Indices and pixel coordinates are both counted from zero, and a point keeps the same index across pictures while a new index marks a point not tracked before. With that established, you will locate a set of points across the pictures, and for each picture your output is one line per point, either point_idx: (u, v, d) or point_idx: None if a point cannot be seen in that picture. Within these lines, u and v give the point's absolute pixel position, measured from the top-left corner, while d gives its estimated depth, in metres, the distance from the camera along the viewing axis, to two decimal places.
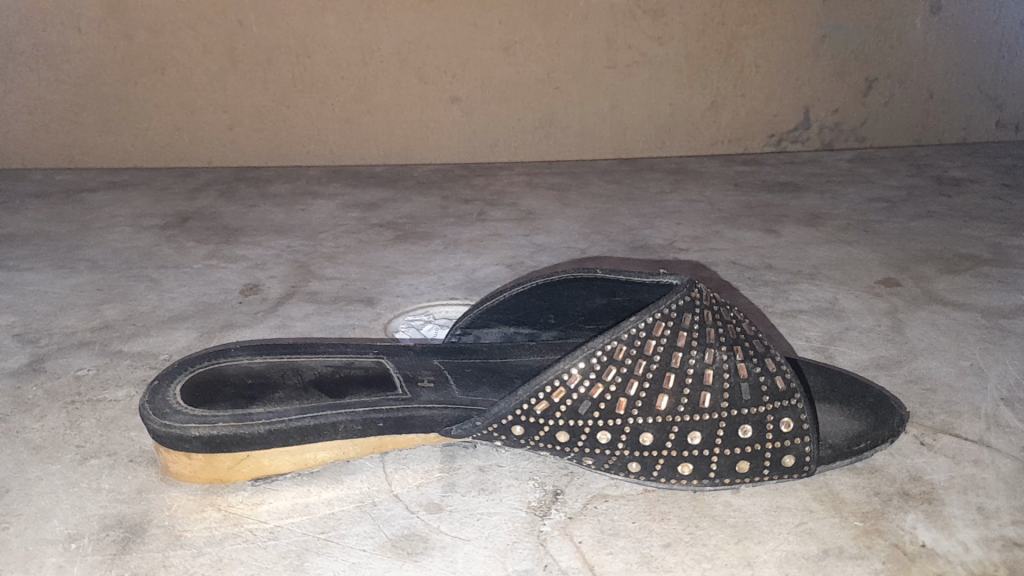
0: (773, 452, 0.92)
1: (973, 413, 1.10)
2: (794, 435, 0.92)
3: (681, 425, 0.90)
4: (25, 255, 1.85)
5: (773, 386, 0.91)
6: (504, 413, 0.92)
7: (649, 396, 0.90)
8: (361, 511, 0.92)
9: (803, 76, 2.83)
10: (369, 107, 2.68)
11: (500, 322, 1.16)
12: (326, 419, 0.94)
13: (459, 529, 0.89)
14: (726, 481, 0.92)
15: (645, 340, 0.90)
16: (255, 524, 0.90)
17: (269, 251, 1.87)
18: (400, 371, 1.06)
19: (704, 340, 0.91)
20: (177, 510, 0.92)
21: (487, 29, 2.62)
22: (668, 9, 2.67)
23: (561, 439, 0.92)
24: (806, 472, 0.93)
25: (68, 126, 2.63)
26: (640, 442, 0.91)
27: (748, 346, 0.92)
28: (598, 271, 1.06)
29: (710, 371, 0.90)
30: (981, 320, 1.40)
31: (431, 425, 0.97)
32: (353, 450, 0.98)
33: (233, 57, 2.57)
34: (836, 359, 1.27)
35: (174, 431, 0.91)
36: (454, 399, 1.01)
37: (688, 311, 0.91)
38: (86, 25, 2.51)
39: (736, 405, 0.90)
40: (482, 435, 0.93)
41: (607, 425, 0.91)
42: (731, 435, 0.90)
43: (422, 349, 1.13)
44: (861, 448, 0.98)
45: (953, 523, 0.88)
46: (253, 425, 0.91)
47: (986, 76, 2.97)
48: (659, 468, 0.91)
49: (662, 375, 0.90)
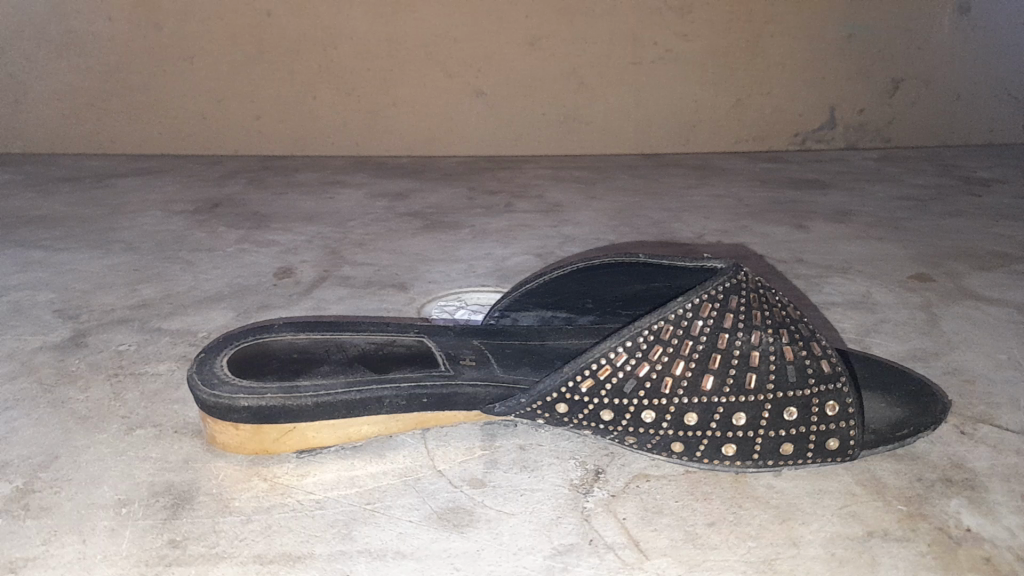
0: (817, 435, 0.92)
1: (1013, 404, 1.09)
2: (839, 419, 0.92)
3: (726, 406, 0.90)
4: (60, 236, 1.88)
5: (819, 369, 0.91)
6: (549, 390, 0.92)
7: (695, 375, 0.90)
8: (406, 484, 0.93)
9: (829, 75, 2.83)
10: (397, 99, 2.70)
11: (537, 306, 1.17)
12: (370, 392, 0.95)
13: (503, 503, 0.89)
14: (770, 463, 0.92)
15: (692, 319, 0.90)
16: (302, 494, 0.91)
17: (300, 237, 1.89)
18: (442, 350, 1.07)
19: (750, 323, 0.91)
20: (223, 479, 0.93)
21: (514, 22, 2.63)
22: (696, 6, 2.67)
23: (605, 418, 0.92)
24: (850, 456, 0.93)
25: (100, 112, 2.66)
26: (685, 422, 0.91)
27: (794, 330, 0.92)
28: (638, 255, 1.07)
29: (757, 353, 0.90)
30: (1016, 315, 1.40)
31: (475, 402, 0.98)
32: (396, 425, 0.99)
33: (263, 47, 2.59)
34: (872, 349, 1.27)
35: (222, 401, 0.92)
36: (499, 376, 1.02)
37: (734, 293, 0.91)
38: (119, 13, 2.53)
39: (782, 388, 0.90)
40: (527, 410, 0.94)
41: (651, 404, 0.91)
42: (776, 416, 0.91)
43: (462, 330, 1.14)
44: (903, 434, 0.98)
45: (997, 509, 0.88)
46: (299, 397, 0.93)
47: (1015, 78, 2.94)
48: (703, 448, 0.91)
49: (708, 356, 0.90)
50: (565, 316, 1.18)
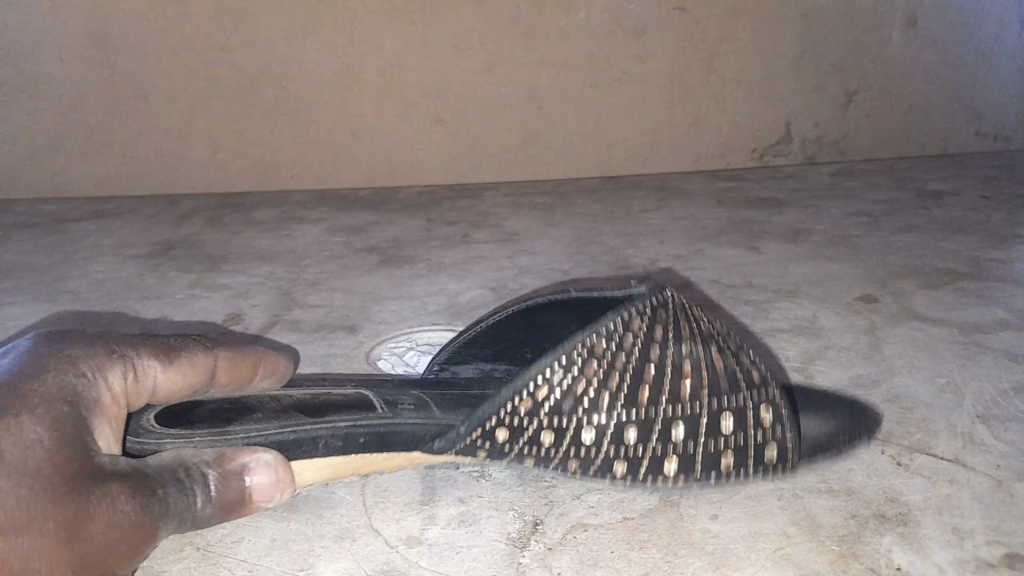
0: (753, 445, 0.96)
1: (950, 431, 1.11)
2: (772, 426, 0.97)
3: (665, 420, 0.93)
4: (7, 288, 1.85)
5: (747, 378, 0.97)
6: (487, 415, 0.94)
7: (631, 390, 0.94)
8: (341, 547, 0.92)
9: (782, 91, 2.87)
10: (354, 130, 2.70)
11: (480, 359, 1.14)
12: (305, 432, 0.89)
13: (439, 563, 0.89)
14: (711, 475, 0.95)
15: (623, 334, 0.94)
16: (234, 563, 0.90)
17: (253, 279, 1.88)
18: (381, 398, 1.00)
19: (680, 337, 0.96)
20: (156, 550, 0.93)
21: (468, 50, 2.64)
22: (648, 28, 2.70)
23: (545, 442, 0.95)
24: (783, 466, 0.98)
25: (53, 154, 2.63)
26: (625, 438, 0.94)
27: (721, 342, 0.98)
28: (570, 291, 1.12)
29: (689, 364, 0.95)
30: (959, 335, 1.41)
31: (414, 442, 0.94)
32: (334, 473, 0.91)
33: (217, 83, 2.58)
34: (816, 377, 1.28)
35: (147, 447, 0.82)
36: (439, 416, 0.97)
37: (660, 309, 0.97)
38: (69, 55, 2.51)
39: (717, 398, 0.95)
40: (468, 441, 0.94)
41: (591, 422, 0.94)
42: (715, 426, 0.94)
43: (402, 381, 1.07)
44: (828, 455, 1.05)
45: (928, 545, 0.88)
46: (231, 438, 0.86)
47: (964, 88, 3.00)
48: (644, 465, 0.94)
49: (642, 369, 0.94)
50: (505, 369, 1.13)
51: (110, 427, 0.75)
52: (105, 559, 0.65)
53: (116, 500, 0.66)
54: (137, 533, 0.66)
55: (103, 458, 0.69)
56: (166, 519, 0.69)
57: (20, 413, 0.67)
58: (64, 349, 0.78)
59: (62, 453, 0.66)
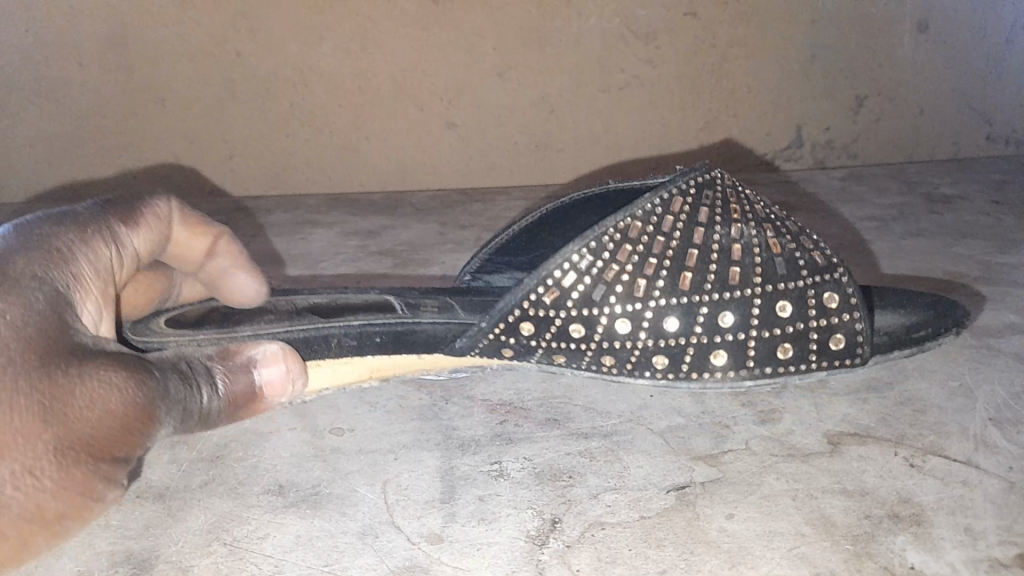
0: (811, 328, 1.14)
1: (962, 434, 1.12)
2: (836, 308, 1.14)
3: (712, 305, 1.12)
4: None
5: (808, 261, 1.14)
6: (510, 307, 1.12)
7: (670, 275, 1.12)
8: (364, 543, 0.94)
9: (793, 95, 2.88)
10: (368, 134, 2.73)
11: (512, 267, 1.34)
12: (316, 330, 1.10)
13: (460, 559, 0.91)
14: (764, 356, 1.13)
15: (663, 215, 1.13)
16: (259, 558, 0.92)
17: (271, 281, 1.91)
18: (397, 300, 1.18)
19: (730, 220, 1.14)
20: (183, 545, 0.95)
21: (481, 55, 2.66)
22: (660, 33, 2.72)
23: (577, 333, 1.13)
24: (859, 351, 1.16)
25: (71, 158, 2.67)
26: (667, 325, 1.12)
27: (781, 227, 1.16)
28: (609, 184, 1.29)
29: (738, 247, 1.13)
30: (971, 339, 1.43)
31: (430, 340, 1.15)
32: (342, 369, 1.14)
33: (232, 88, 2.62)
34: (829, 380, 1.29)
35: (152, 345, 1.08)
36: (458, 317, 1.16)
37: (706, 189, 1.15)
38: (87, 60, 2.55)
39: (771, 279, 1.13)
40: (489, 341, 1.13)
41: (627, 310, 1.13)
42: (771, 309, 1.13)
43: (428, 291, 1.22)
44: (924, 338, 1.23)
45: (941, 545, 0.90)
46: (234, 334, 1.09)
47: (976, 92, 3.00)
48: (692, 352, 1.13)
49: (684, 252, 1.13)
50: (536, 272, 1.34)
51: (90, 301, 0.88)
52: (97, 433, 0.71)
53: (99, 379, 0.74)
54: (124, 408, 0.74)
55: (85, 339, 0.79)
56: (165, 403, 0.79)
57: (78, 374, 0.73)
58: (42, 231, 0.90)
59: (96, 427, 0.72)
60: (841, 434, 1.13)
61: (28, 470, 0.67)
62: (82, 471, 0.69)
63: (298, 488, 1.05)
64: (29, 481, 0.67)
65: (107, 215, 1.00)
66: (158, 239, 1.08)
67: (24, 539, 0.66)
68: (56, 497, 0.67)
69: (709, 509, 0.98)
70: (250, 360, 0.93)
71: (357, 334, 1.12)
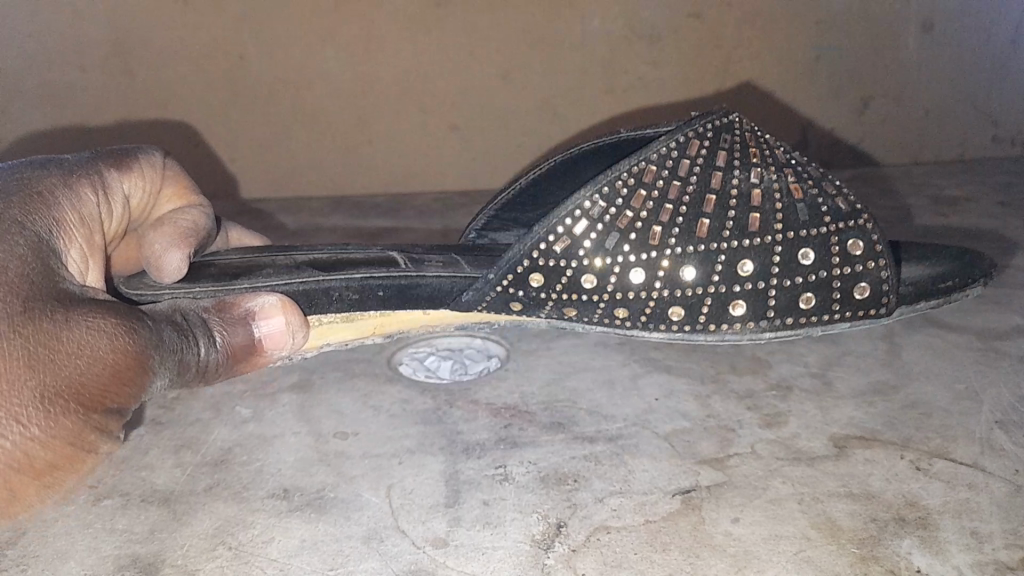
0: (834, 274, 1.08)
1: (968, 437, 1.11)
2: (860, 257, 1.09)
3: (728, 253, 1.07)
4: None
5: (831, 208, 1.08)
6: (519, 256, 1.08)
7: (687, 220, 1.07)
8: (369, 546, 0.94)
9: (797, 97, 2.88)
10: (370, 137, 2.74)
11: (515, 225, 1.30)
12: (322, 284, 1.05)
13: (464, 563, 0.91)
14: (786, 307, 1.09)
15: (679, 159, 1.08)
16: (265, 561, 0.92)
17: None
18: (404, 257, 1.14)
19: (748, 164, 1.08)
20: (190, 549, 0.95)
21: (484, 58, 2.66)
22: (663, 34, 2.72)
23: (591, 283, 1.09)
24: (882, 301, 1.10)
25: None
26: (684, 275, 1.08)
27: (803, 172, 1.09)
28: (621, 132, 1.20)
29: (757, 191, 1.08)
30: (977, 342, 1.42)
31: (436, 296, 1.10)
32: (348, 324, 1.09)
33: (236, 91, 2.63)
34: (834, 384, 1.29)
35: (146, 299, 1.00)
36: (462, 272, 1.13)
37: (722, 132, 1.09)
38: (90, 64, 2.55)
39: (794, 226, 1.08)
40: (495, 294, 1.09)
41: (642, 259, 1.08)
42: (790, 256, 1.07)
43: (432, 248, 1.21)
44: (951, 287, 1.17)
45: (948, 548, 0.89)
46: (236, 285, 1.02)
47: (981, 93, 2.99)
48: (705, 306, 1.09)
49: (701, 199, 1.08)
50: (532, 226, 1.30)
51: (74, 246, 0.88)
52: (86, 380, 0.71)
53: (89, 328, 0.74)
54: (113, 355, 0.74)
55: (74, 288, 0.80)
56: (157, 352, 0.80)
57: (55, 320, 0.73)
58: (26, 175, 0.90)
59: (85, 373, 0.71)
60: (847, 438, 1.12)
61: (16, 416, 0.65)
62: (72, 420, 0.68)
63: (303, 492, 1.06)
64: (15, 428, 0.64)
65: (91, 166, 0.98)
66: (144, 190, 1.05)
67: (12, 489, 0.63)
68: (49, 445, 0.66)
69: (714, 512, 0.97)
70: (248, 313, 0.95)
71: (359, 288, 1.07)
